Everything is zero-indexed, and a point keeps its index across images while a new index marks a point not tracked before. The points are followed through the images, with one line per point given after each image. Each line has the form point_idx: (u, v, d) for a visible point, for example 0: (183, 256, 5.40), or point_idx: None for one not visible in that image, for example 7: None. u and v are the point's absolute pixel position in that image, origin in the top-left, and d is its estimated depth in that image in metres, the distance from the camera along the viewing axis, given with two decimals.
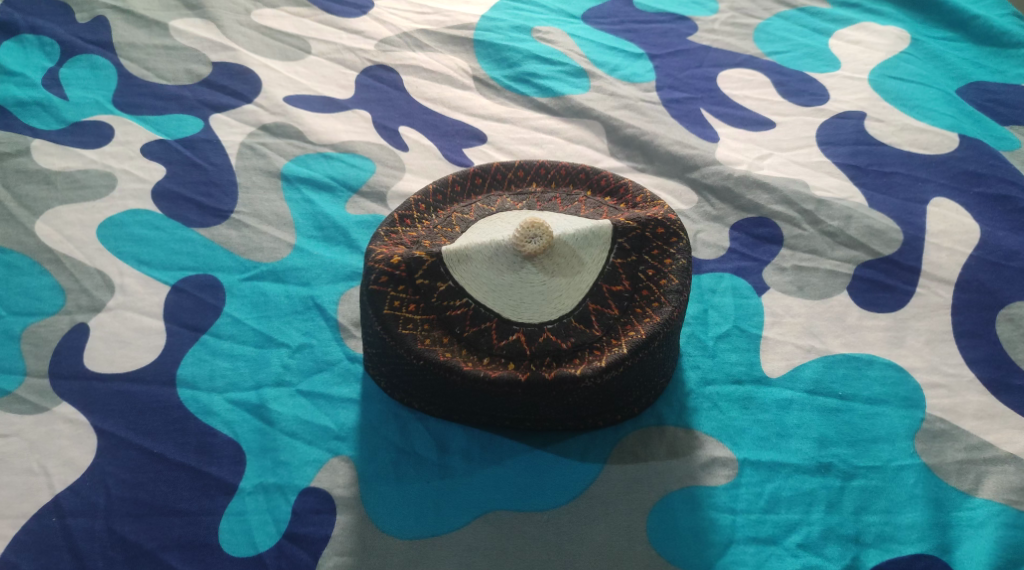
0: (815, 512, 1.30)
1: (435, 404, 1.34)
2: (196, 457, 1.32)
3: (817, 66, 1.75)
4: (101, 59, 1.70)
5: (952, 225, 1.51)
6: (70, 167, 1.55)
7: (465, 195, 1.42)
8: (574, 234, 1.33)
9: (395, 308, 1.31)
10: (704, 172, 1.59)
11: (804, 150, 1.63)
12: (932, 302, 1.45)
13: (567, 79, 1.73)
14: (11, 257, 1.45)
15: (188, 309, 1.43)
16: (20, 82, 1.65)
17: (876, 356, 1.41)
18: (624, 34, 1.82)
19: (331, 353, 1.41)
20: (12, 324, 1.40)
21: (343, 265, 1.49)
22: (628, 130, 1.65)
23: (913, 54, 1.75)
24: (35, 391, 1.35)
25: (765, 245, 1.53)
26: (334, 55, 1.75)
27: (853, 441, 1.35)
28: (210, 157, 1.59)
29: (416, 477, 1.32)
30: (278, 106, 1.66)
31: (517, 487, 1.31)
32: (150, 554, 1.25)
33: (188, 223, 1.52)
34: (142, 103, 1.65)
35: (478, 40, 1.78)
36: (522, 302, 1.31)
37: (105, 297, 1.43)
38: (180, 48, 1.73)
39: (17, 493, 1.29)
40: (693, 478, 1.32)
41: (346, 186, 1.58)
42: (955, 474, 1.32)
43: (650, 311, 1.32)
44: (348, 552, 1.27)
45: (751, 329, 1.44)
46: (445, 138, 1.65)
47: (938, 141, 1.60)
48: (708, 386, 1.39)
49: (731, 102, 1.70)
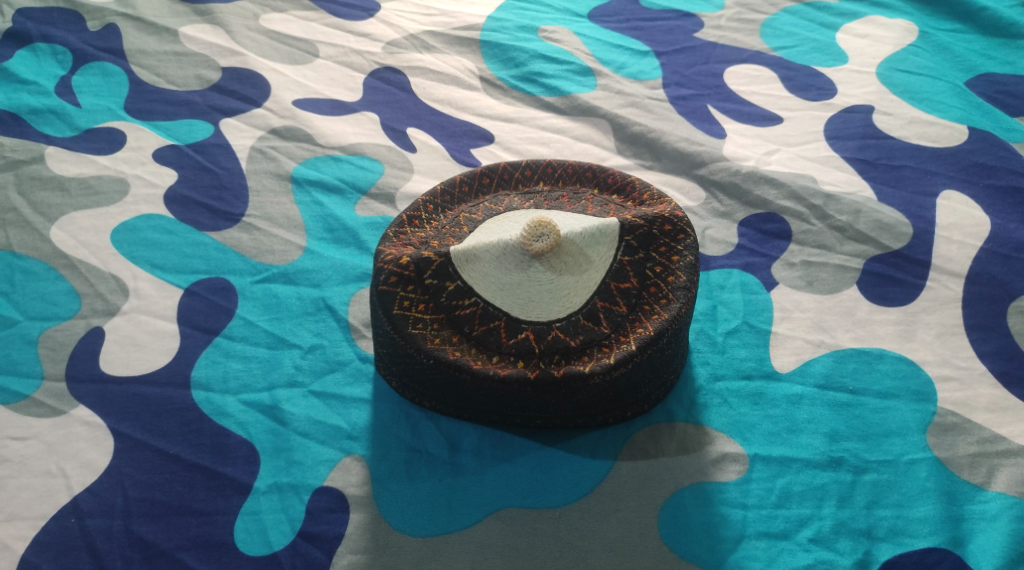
0: (826, 506, 1.28)
1: (446, 404, 1.33)
2: (211, 457, 1.33)
3: (823, 61, 1.75)
4: (111, 66, 1.73)
5: (962, 218, 1.51)
6: (84, 173, 1.58)
7: (473, 195, 1.42)
8: (581, 231, 1.31)
9: (404, 307, 1.30)
10: (711, 169, 1.60)
11: (812, 145, 1.63)
12: (943, 295, 1.45)
13: (573, 78, 1.74)
14: (28, 263, 1.48)
15: (201, 312, 1.45)
16: (34, 90, 1.69)
17: (886, 351, 1.41)
18: (630, 32, 1.83)
19: (343, 354, 1.42)
20: (29, 328, 1.42)
21: (353, 266, 1.51)
22: (635, 127, 1.66)
23: (921, 47, 1.75)
24: (52, 394, 1.37)
25: (773, 240, 1.53)
26: (342, 58, 1.78)
27: (864, 435, 1.34)
28: (221, 161, 1.62)
29: (428, 475, 1.31)
30: (286, 110, 1.69)
31: (528, 484, 1.30)
32: (167, 554, 1.26)
33: (200, 227, 1.54)
34: (153, 108, 1.68)
35: (485, 41, 1.80)
36: (531, 300, 1.30)
37: (119, 301, 1.46)
38: (190, 54, 1.76)
39: (36, 495, 1.30)
40: (705, 473, 1.31)
41: (356, 188, 1.60)
42: (968, 467, 1.31)
43: (658, 308, 1.31)
44: (361, 550, 1.26)
45: (760, 325, 1.44)
46: (453, 138, 1.67)
47: (947, 134, 1.60)
48: (718, 382, 1.39)
49: (737, 98, 1.71)
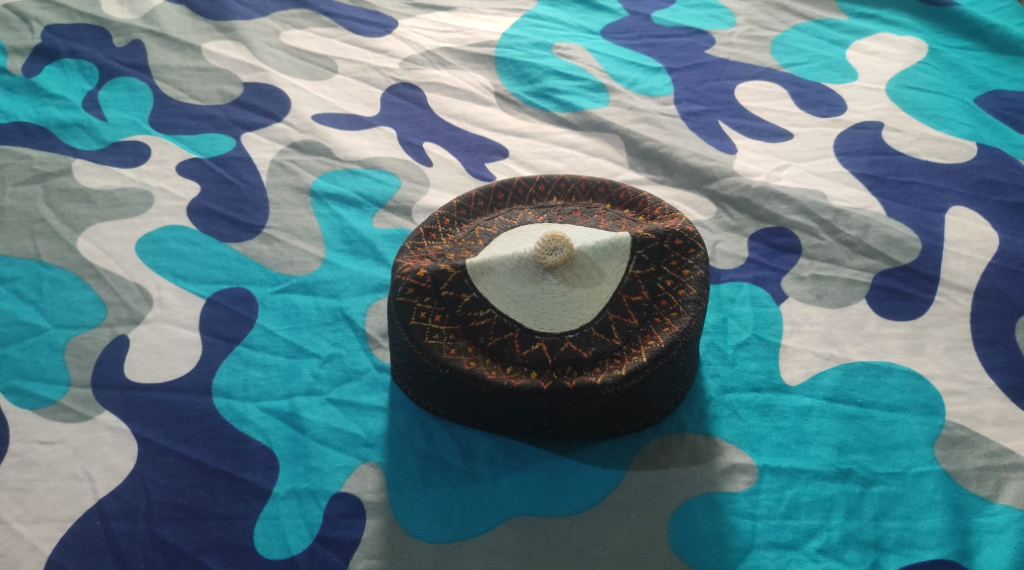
0: (834, 517, 1.31)
1: (461, 413, 1.36)
2: (232, 462, 1.36)
3: (834, 77, 1.77)
4: (137, 82, 1.78)
5: (971, 233, 1.53)
6: (110, 185, 1.62)
7: (488, 209, 1.45)
8: (594, 245, 1.33)
9: (421, 318, 1.33)
10: (722, 183, 1.62)
11: (822, 161, 1.64)
12: (952, 310, 1.46)
13: (586, 94, 1.77)
14: (55, 272, 1.52)
15: (222, 321, 1.49)
16: (61, 104, 1.73)
17: (895, 364, 1.42)
18: (642, 49, 1.86)
19: (360, 363, 1.45)
20: (56, 336, 1.46)
21: (370, 278, 1.54)
22: (646, 143, 1.68)
23: (931, 64, 1.76)
24: (79, 400, 1.41)
25: (783, 254, 1.55)
26: (360, 74, 1.81)
27: (872, 448, 1.36)
28: (242, 174, 1.66)
29: (442, 482, 1.34)
30: (306, 124, 1.73)
31: (541, 492, 1.33)
32: (188, 556, 1.30)
33: (221, 238, 1.58)
34: (177, 122, 1.72)
35: (499, 57, 1.83)
36: (545, 312, 1.32)
37: (144, 310, 1.49)
38: (213, 69, 1.80)
39: (63, 498, 1.34)
40: (714, 484, 1.33)
41: (373, 201, 1.63)
42: (976, 480, 1.33)
43: (669, 321, 1.33)
44: (378, 555, 1.30)
45: (769, 338, 1.46)
46: (468, 153, 1.70)
47: (956, 150, 1.62)
48: (727, 394, 1.41)
49: (748, 114, 1.73)
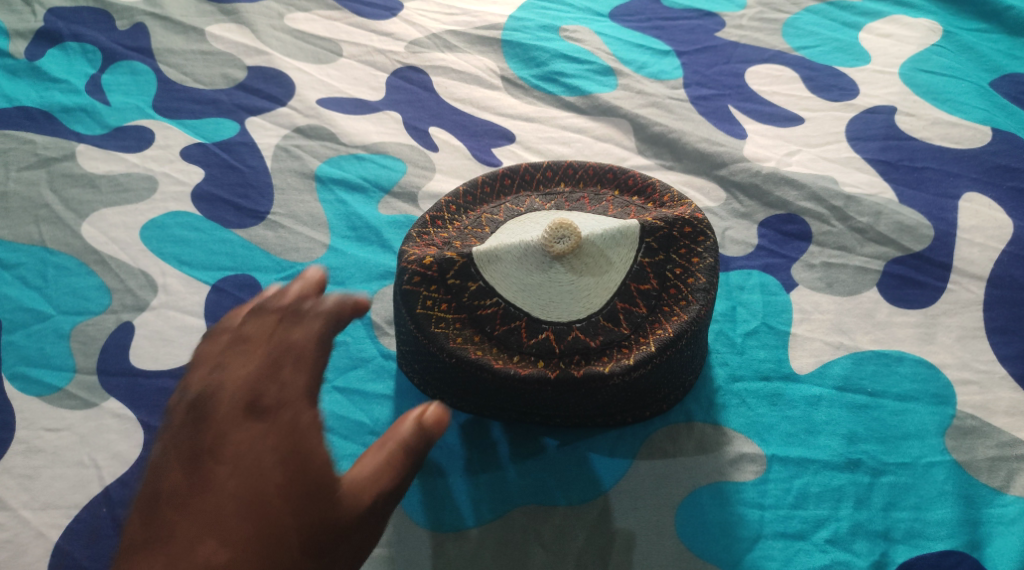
0: (843, 508, 1.29)
1: (467, 401, 1.35)
2: None
3: (846, 60, 1.74)
4: (140, 65, 1.76)
5: (984, 220, 1.50)
6: (114, 170, 1.61)
7: (494, 196, 1.43)
8: (602, 233, 1.31)
9: (427, 307, 1.32)
10: (731, 169, 1.60)
11: (834, 146, 1.62)
12: (964, 298, 1.44)
13: (593, 78, 1.74)
14: (60, 258, 1.52)
15: (227, 308, 1.48)
16: (64, 88, 1.71)
17: (906, 353, 1.40)
18: (651, 31, 1.83)
19: (366, 350, 1.44)
20: (61, 322, 1.46)
21: (376, 264, 1.53)
22: (655, 128, 1.66)
23: (945, 47, 1.73)
24: (85, 387, 1.40)
25: (793, 241, 1.53)
26: (366, 58, 1.79)
27: (882, 438, 1.34)
28: (247, 159, 1.64)
29: (448, 471, 1.33)
30: (311, 109, 1.71)
31: (548, 481, 1.32)
32: None
33: (226, 224, 1.57)
34: (180, 107, 1.71)
35: (506, 41, 1.81)
36: (552, 301, 1.30)
37: (148, 297, 1.49)
38: (216, 53, 1.78)
39: (70, 485, 1.33)
40: (722, 473, 1.32)
41: (378, 187, 1.62)
42: (987, 470, 1.31)
43: (677, 310, 1.32)
44: (383, 543, 1.29)
45: (779, 326, 1.44)
46: (474, 138, 1.68)
47: (970, 135, 1.59)
48: (736, 383, 1.39)
49: (758, 98, 1.70)
